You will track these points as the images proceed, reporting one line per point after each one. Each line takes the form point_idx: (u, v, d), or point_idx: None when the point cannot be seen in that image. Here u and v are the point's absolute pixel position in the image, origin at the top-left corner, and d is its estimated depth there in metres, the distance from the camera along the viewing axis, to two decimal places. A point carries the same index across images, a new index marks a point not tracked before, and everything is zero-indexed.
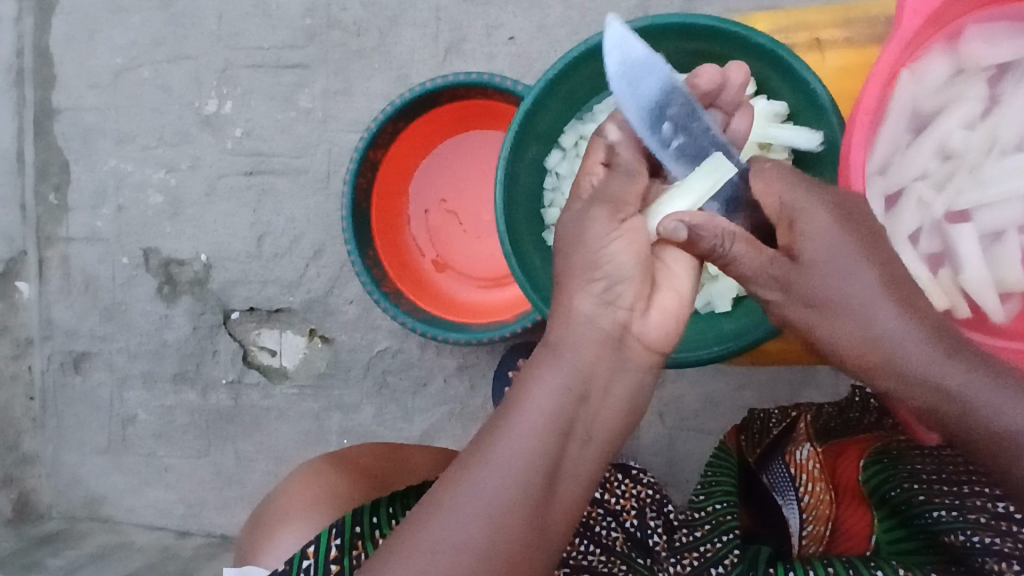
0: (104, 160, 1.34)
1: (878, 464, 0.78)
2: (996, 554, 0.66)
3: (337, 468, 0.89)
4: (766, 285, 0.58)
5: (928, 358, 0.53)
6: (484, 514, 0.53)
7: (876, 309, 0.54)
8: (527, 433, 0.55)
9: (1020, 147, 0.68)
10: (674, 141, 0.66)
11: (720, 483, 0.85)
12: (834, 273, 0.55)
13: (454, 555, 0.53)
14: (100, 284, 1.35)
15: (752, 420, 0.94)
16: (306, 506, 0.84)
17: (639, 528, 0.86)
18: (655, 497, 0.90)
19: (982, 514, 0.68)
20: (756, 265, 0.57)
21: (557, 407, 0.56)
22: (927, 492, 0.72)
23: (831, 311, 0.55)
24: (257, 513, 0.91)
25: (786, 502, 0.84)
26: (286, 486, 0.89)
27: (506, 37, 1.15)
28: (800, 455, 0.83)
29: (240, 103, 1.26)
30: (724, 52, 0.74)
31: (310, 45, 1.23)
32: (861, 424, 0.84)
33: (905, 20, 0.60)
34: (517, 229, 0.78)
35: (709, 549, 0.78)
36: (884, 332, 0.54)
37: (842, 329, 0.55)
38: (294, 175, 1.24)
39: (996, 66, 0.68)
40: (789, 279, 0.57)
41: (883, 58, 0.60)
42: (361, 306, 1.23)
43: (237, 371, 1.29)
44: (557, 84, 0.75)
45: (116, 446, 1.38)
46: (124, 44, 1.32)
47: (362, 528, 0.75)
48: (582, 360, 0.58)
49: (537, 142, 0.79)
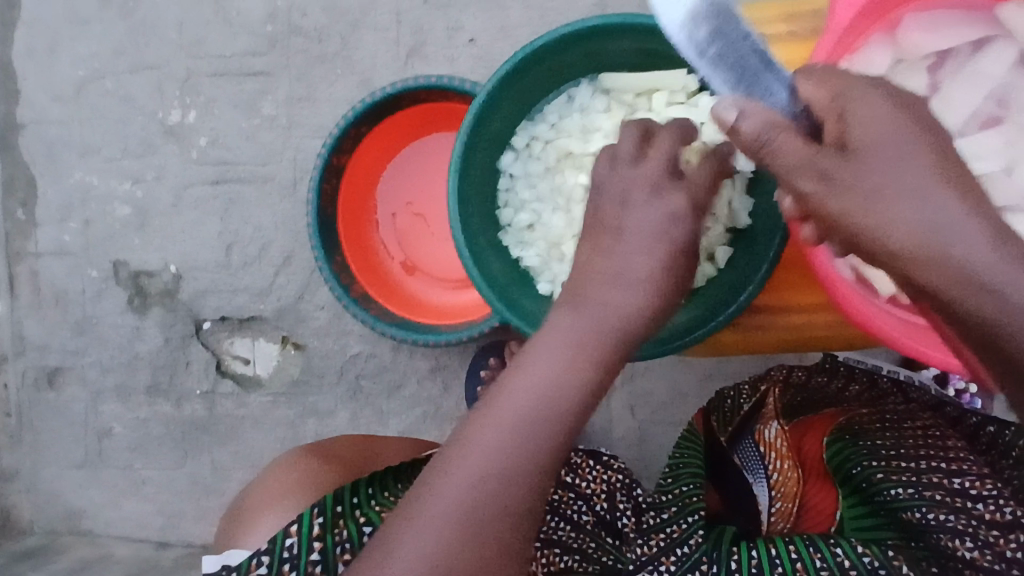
0: (69, 173, 1.33)
1: (840, 442, 0.81)
2: (951, 531, 0.70)
3: (314, 456, 0.91)
4: (805, 180, 0.54)
5: (984, 257, 0.48)
6: (469, 509, 0.55)
7: (927, 201, 0.50)
8: (526, 421, 0.58)
9: (962, 135, 0.68)
10: (709, 49, 0.58)
11: (687, 465, 0.86)
12: (883, 162, 0.52)
13: (476, 506, 0.56)
14: (71, 298, 1.35)
15: (720, 399, 0.93)
16: (285, 492, 0.86)
17: (608, 511, 0.87)
18: (624, 482, 0.92)
19: (939, 491, 0.72)
20: (799, 157, 0.53)
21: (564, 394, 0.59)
22: (886, 469, 0.75)
23: (876, 200, 0.51)
24: (235, 504, 0.93)
25: (755, 480, 0.85)
26: (266, 475, 0.91)
27: (466, 39, 1.15)
28: (768, 434, 0.85)
29: (204, 112, 1.26)
30: (670, 49, 0.74)
31: (272, 51, 1.22)
32: (825, 397, 0.88)
33: (838, 8, 0.63)
34: (474, 229, 0.77)
35: (675, 530, 0.78)
36: (924, 218, 0.50)
37: (895, 219, 0.50)
38: (260, 183, 1.24)
39: (935, 55, 0.69)
40: (831, 170, 0.53)
41: (819, 49, 0.63)
42: (332, 312, 1.23)
43: (211, 381, 1.29)
44: (510, 83, 0.75)
45: (93, 460, 1.37)
46: (87, 56, 1.32)
47: (343, 507, 0.78)
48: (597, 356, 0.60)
49: (491, 141, 0.79)
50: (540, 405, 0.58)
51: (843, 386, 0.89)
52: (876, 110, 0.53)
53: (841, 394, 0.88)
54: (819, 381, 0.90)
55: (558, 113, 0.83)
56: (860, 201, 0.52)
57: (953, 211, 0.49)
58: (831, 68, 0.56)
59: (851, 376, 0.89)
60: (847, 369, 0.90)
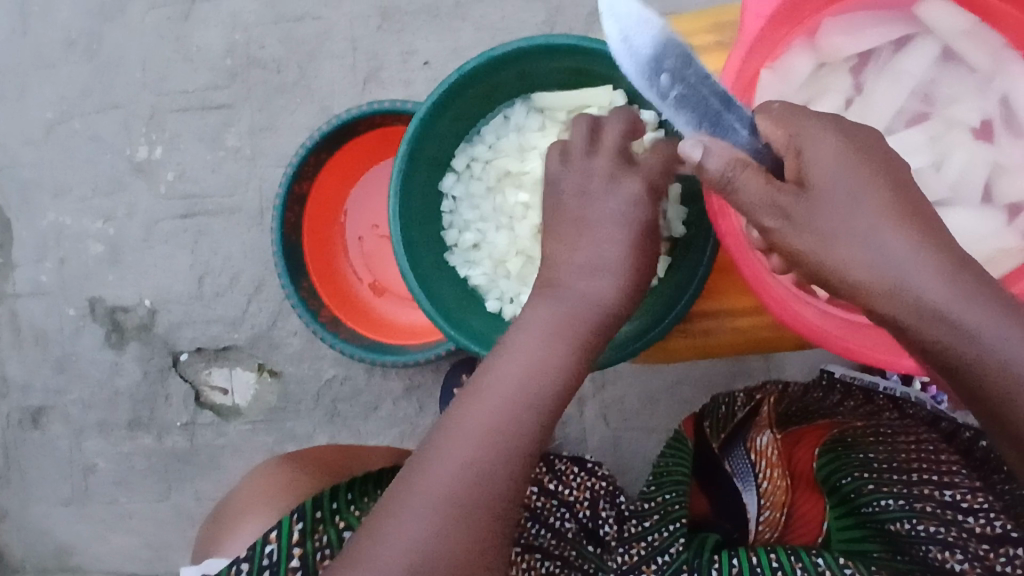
0: (42, 214, 1.35)
1: (832, 453, 0.82)
2: (940, 543, 0.70)
3: (300, 466, 0.92)
4: (765, 215, 0.53)
5: (937, 291, 0.49)
6: (450, 497, 0.54)
7: (884, 240, 0.50)
8: (512, 400, 0.58)
9: (889, 133, 0.69)
10: (672, 92, 0.54)
11: (670, 473, 0.87)
12: (836, 197, 0.51)
13: (455, 497, 0.54)
14: (49, 337, 1.36)
15: (715, 405, 0.94)
16: (267, 500, 0.87)
17: (590, 519, 0.87)
18: (607, 489, 0.92)
19: (929, 502, 0.73)
20: (761, 195, 0.53)
21: (550, 370, 0.59)
22: (876, 481, 0.76)
23: (832, 236, 0.51)
24: (220, 507, 0.95)
25: (745, 487, 0.85)
26: (249, 482, 0.92)
27: (421, 62, 1.17)
28: (760, 442, 0.85)
29: (170, 147, 1.28)
30: (594, 68, 0.76)
31: (233, 84, 1.24)
32: (820, 409, 0.90)
33: (748, 22, 0.64)
34: (418, 251, 0.79)
35: (656, 539, 0.79)
36: (881, 258, 0.50)
37: (851, 258, 0.51)
38: (228, 214, 1.25)
39: (857, 56, 0.70)
40: (790, 208, 0.52)
41: (729, 64, 0.63)
42: (305, 337, 1.24)
43: (190, 412, 1.30)
44: (443, 109, 0.77)
45: (79, 497, 1.38)
46: (54, 98, 1.34)
47: (324, 513, 0.78)
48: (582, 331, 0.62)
49: (430, 165, 0.80)
50: (510, 399, 0.58)
51: (840, 401, 0.92)
52: (826, 147, 0.53)
53: (836, 409, 0.90)
54: (814, 395, 0.94)
55: (496, 134, 0.84)
56: (819, 241, 0.51)
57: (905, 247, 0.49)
58: (789, 107, 0.56)
59: (847, 394, 0.93)
60: (844, 386, 0.95)
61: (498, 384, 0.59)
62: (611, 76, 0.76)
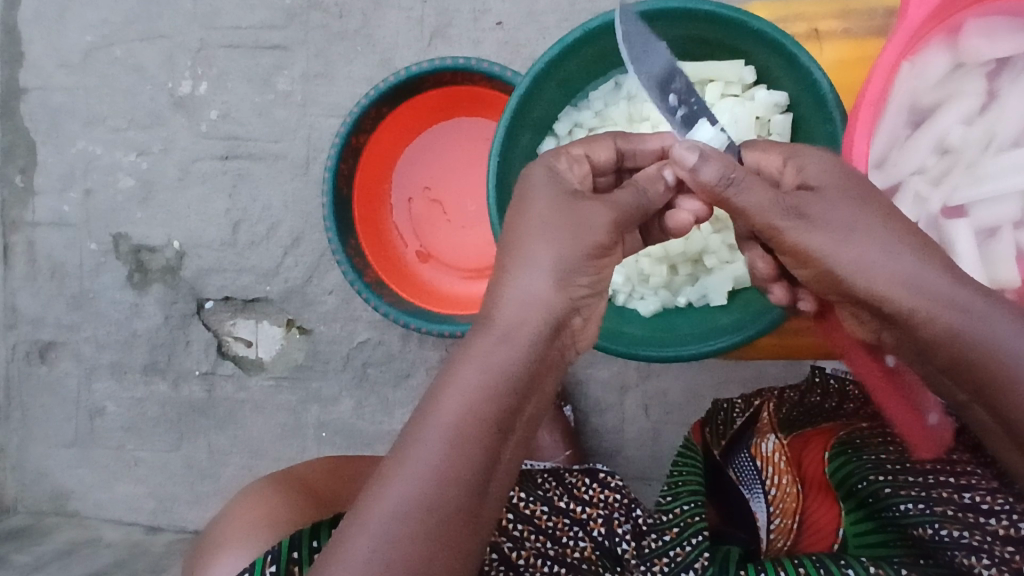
0: (71, 142, 1.29)
1: (843, 456, 0.75)
2: (966, 548, 0.64)
3: (287, 488, 0.86)
4: (776, 216, 0.53)
5: (944, 288, 0.50)
6: (417, 515, 0.49)
7: (898, 251, 0.52)
8: (462, 421, 0.50)
9: (1016, 145, 0.68)
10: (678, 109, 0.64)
11: (687, 482, 0.81)
12: (840, 204, 0.53)
13: (419, 514, 0.49)
14: (67, 271, 1.30)
15: (715, 412, 0.90)
16: (247, 525, 0.81)
17: (606, 536, 0.77)
18: (623, 502, 0.81)
19: (949, 506, 0.66)
20: (763, 198, 0.53)
21: (495, 390, 0.51)
22: (893, 483, 0.69)
23: (848, 237, 0.52)
24: (206, 533, 0.88)
25: (752, 496, 0.80)
26: (232, 507, 0.86)
27: (493, 22, 1.12)
28: (765, 447, 0.81)
29: (216, 85, 1.22)
30: (721, 38, 0.72)
31: (290, 26, 1.18)
32: (822, 412, 0.83)
33: (910, 10, 0.62)
34: None
35: (678, 554, 0.72)
36: (895, 269, 0.51)
37: (856, 257, 0.52)
38: (271, 160, 1.20)
39: (995, 61, 0.68)
40: (804, 207, 0.53)
41: (887, 50, 0.62)
42: (341, 296, 1.19)
43: (211, 362, 1.25)
44: (553, 69, 0.74)
45: (84, 439, 1.33)
46: (95, 22, 1.27)
47: (301, 552, 0.71)
48: (527, 344, 0.52)
49: (531, 127, 0.78)
50: (472, 407, 0.50)
51: (840, 403, 0.83)
52: (824, 164, 0.56)
53: (837, 411, 0.82)
54: (812, 398, 0.85)
55: (604, 100, 0.81)
56: (831, 236, 0.53)
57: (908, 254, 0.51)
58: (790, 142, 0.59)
59: (846, 394, 0.83)
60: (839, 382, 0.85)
61: (441, 405, 0.51)
62: (738, 46, 0.72)
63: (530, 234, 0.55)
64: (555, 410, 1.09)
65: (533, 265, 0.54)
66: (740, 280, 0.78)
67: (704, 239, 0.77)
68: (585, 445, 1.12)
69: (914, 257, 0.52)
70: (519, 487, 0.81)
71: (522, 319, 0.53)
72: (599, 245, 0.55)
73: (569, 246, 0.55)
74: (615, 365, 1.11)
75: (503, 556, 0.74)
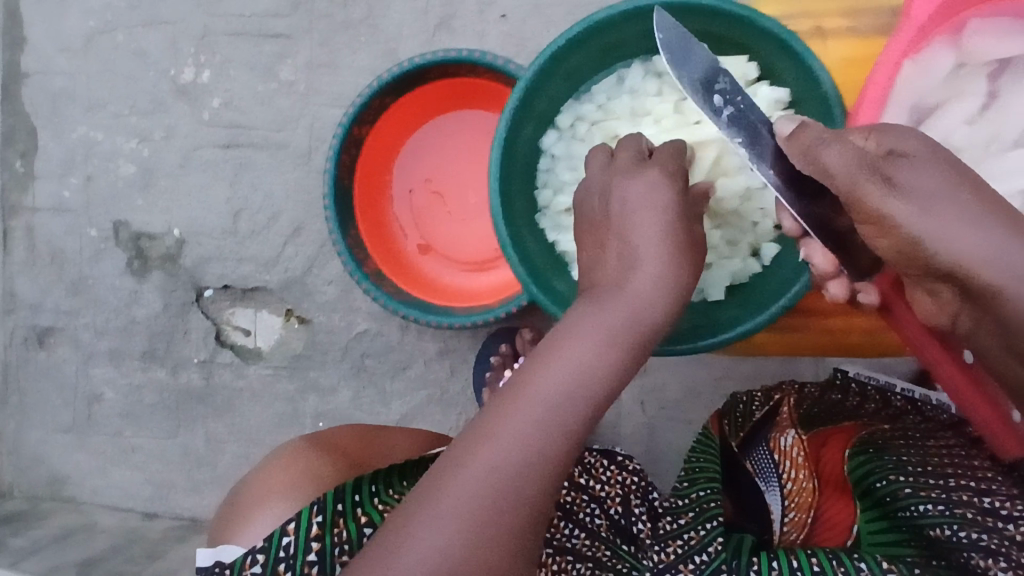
0: (72, 127, 1.28)
1: (864, 455, 0.75)
2: (984, 551, 0.62)
3: (317, 450, 0.85)
4: (861, 177, 0.51)
5: None
6: (526, 465, 0.48)
7: (981, 221, 0.49)
8: (581, 369, 0.52)
9: (1018, 145, 0.67)
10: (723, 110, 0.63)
11: (704, 469, 0.80)
12: (926, 171, 0.50)
13: (529, 463, 0.48)
14: (66, 257, 1.30)
15: (734, 405, 0.90)
16: (285, 486, 0.79)
17: (622, 515, 0.79)
18: (640, 485, 0.84)
19: (968, 509, 0.64)
20: (853, 159, 0.51)
21: (609, 358, 0.53)
22: (913, 485, 0.68)
23: (929, 206, 0.49)
24: (231, 496, 0.86)
25: (768, 487, 0.80)
26: (263, 469, 0.85)
27: (498, 15, 1.12)
28: (784, 442, 0.81)
29: (219, 73, 1.21)
30: (725, 33, 0.72)
31: (294, 15, 1.18)
32: (843, 411, 0.84)
33: (914, 8, 0.64)
34: (514, 210, 0.77)
35: (693, 537, 0.71)
36: (979, 243, 0.48)
37: (940, 234, 0.49)
38: (273, 149, 1.20)
39: (997, 62, 0.68)
40: (887, 172, 0.51)
41: (891, 46, 0.64)
42: (341, 287, 1.19)
43: (209, 350, 1.25)
44: (557, 62, 0.74)
45: (81, 425, 1.33)
46: (98, 7, 1.26)
47: (344, 506, 0.70)
48: (644, 329, 0.55)
49: (534, 120, 0.78)
50: (588, 371, 0.52)
51: (860, 404, 0.85)
52: (907, 135, 0.52)
53: (857, 412, 0.84)
54: (834, 397, 0.87)
55: (607, 94, 0.81)
56: (912, 204, 0.50)
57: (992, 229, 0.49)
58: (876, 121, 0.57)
59: (866, 396, 0.86)
60: (860, 387, 0.90)
61: (561, 353, 0.53)
62: (742, 42, 0.73)
63: (653, 229, 0.60)
64: None
65: (656, 251, 0.59)
66: (737, 275, 0.78)
67: (703, 234, 0.76)
68: None
69: (999, 231, 0.49)
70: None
71: (643, 300, 0.56)
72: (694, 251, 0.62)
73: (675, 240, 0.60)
74: None
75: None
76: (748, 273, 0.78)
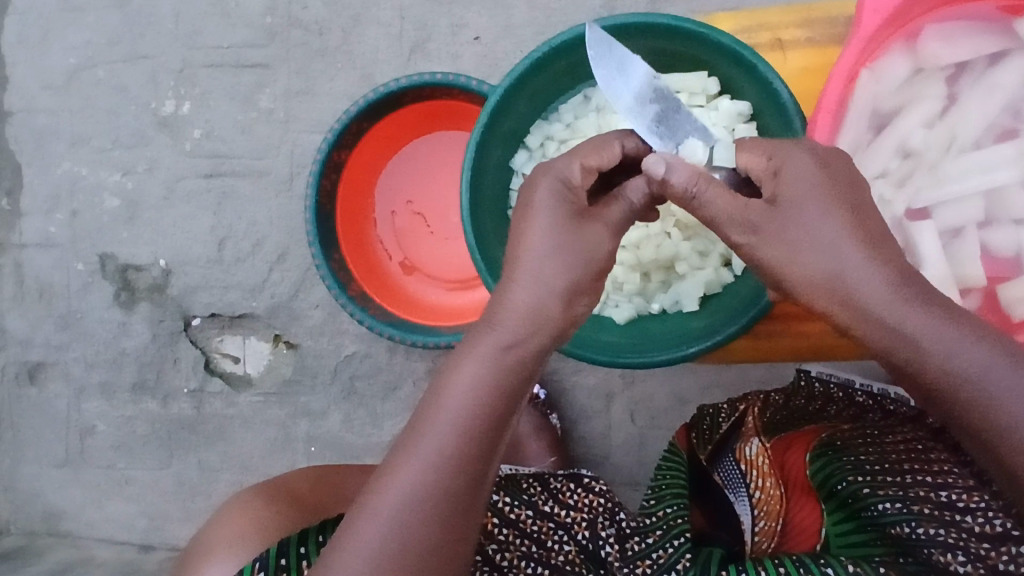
0: (57, 163, 1.30)
1: (823, 458, 0.75)
2: (942, 545, 0.63)
3: (272, 497, 0.87)
4: (735, 229, 0.57)
5: (886, 300, 0.51)
6: (421, 504, 0.53)
7: (841, 253, 0.53)
8: (461, 423, 0.54)
9: (977, 146, 0.71)
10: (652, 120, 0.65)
11: (669, 486, 0.80)
12: (806, 215, 0.54)
13: (423, 503, 0.53)
14: (55, 291, 1.31)
15: (701, 418, 0.91)
16: (235, 536, 0.81)
17: (590, 539, 0.77)
18: (606, 506, 0.81)
19: (926, 504, 0.66)
20: (733, 207, 0.56)
21: (497, 392, 0.54)
22: (872, 483, 0.69)
23: (801, 251, 0.54)
24: (194, 540, 0.89)
25: (737, 499, 0.79)
26: (220, 517, 0.87)
27: (471, 37, 1.13)
28: (749, 451, 0.81)
29: (199, 104, 1.23)
30: (686, 49, 0.75)
31: (271, 44, 1.20)
32: (804, 415, 0.84)
33: (864, 18, 0.65)
34: (486, 230, 0.78)
35: (661, 556, 0.72)
36: (833, 267, 0.53)
37: (809, 271, 0.54)
38: (255, 177, 1.21)
39: (954, 66, 0.71)
40: (764, 222, 0.55)
41: (843, 58, 0.65)
42: (327, 310, 1.20)
43: (199, 379, 1.26)
44: (522, 84, 0.76)
45: (74, 459, 1.33)
46: (79, 44, 1.28)
47: (288, 560, 0.71)
48: (524, 354, 0.55)
49: (503, 141, 0.80)
50: (480, 406, 0.54)
51: (823, 407, 0.84)
52: (803, 164, 0.56)
53: (820, 415, 0.83)
54: (797, 402, 0.86)
55: (574, 113, 0.83)
56: (786, 250, 0.55)
57: (860, 262, 0.52)
58: (757, 140, 0.61)
59: (829, 398, 0.85)
60: (822, 387, 0.87)
61: (443, 403, 0.55)
62: (702, 60, 0.76)
63: (561, 251, 0.56)
64: (541, 418, 1.10)
65: (542, 284, 0.56)
66: (709, 286, 0.80)
67: (674, 246, 0.79)
68: (571, 452, 1.13)
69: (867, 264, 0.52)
70: (504, 491, 0.82)
71: (525, 327, 0.55)
72: (601, 270, 0.58)
73: (570, 258, 0.56)
74: (601, 372, 1.12)
75: (487, 557, 0.74)
76: (720, 283, 0.80)
